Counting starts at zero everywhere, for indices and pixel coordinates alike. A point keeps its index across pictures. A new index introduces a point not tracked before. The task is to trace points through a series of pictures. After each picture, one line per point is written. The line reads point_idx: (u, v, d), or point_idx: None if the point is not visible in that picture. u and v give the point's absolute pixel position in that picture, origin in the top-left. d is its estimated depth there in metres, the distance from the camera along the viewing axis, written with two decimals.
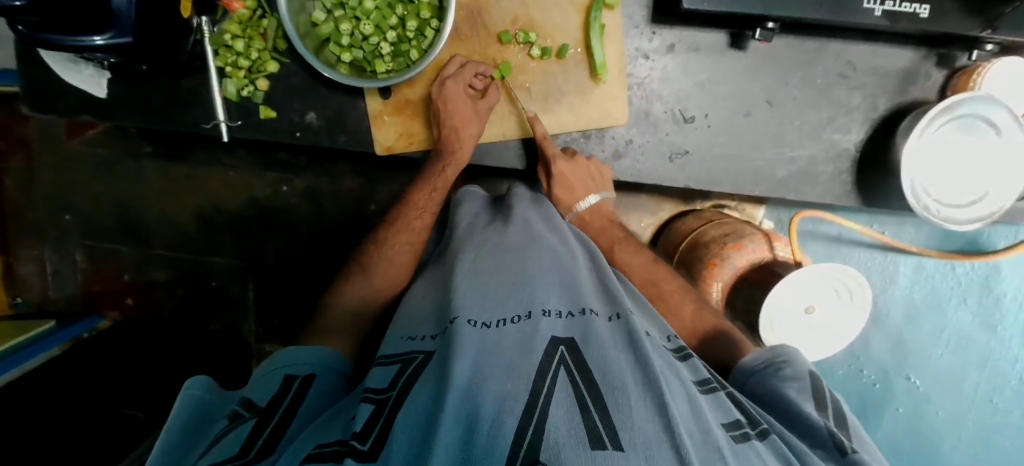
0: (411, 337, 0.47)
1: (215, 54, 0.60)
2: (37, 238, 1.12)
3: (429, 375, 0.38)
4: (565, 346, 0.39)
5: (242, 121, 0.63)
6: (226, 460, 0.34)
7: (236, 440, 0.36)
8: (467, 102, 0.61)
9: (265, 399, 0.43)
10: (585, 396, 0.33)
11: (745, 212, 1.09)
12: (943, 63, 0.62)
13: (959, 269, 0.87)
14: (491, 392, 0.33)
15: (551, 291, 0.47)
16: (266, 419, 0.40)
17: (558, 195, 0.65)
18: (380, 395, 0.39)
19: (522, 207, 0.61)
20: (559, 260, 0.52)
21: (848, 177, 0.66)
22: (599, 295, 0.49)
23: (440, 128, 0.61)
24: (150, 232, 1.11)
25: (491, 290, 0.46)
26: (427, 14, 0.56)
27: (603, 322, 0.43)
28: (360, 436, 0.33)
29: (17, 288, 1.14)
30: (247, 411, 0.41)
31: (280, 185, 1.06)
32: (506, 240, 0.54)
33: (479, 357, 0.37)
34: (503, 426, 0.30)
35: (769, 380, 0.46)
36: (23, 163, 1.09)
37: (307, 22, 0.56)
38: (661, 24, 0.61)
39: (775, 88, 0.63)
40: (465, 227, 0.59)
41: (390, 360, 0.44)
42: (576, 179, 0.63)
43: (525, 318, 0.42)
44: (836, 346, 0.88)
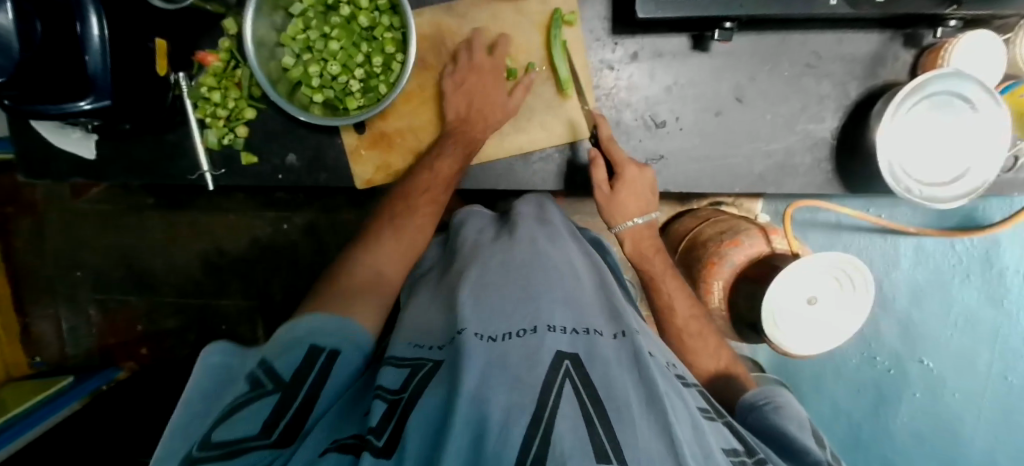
0: (419, 345, 0.45)
1: (194, 106, 0.62)
2: (51, 296, 1.15)
3: (439, 380, 0.38)
4: (570, 360, 0.38)
5: (226, 169, 0.65)
6: (252, 441, 0.35)
7: (258, 419, 0.36)
8: (501, 90, 0.62)
9: (291, 373, 0.41)
10: (590, 412, 0.34)
11: (743, 206, 1.08)
12: (910, 43, 0.62)
13: (959, 245, 0.86)
14: (498, 404, 0.33)
15: (556, 304, 0.45)
16: (289, 398, 0.39)
17: (622, 202, 0.62)
18: (393, 395, 0.39)
19: (527, 227, 0.57)
20: (563, 271, 0.50)
21: (828, 165, 0.65)
22: (605, 310, 0.48)
23: (467, 111, 0.61)
24: (159, 281, 1.14)
25: (497, 307, 0.44)
26: (392, 49, 0.58)
27: (608, 342, 0.42)
28: (374, 431, 0.35)
29: (34, 347, 1.16)
30: (269, 381, 0.40)
31: (280, 223, 1.08)
32: (513, 256, 0.51)
33: (487, 369, 0.36)
34: (510, 436, 0.31)
35: (767, 414, 0.49)
36: (32, 226, 1.12)
37: (277, 68, 0.58)
38: (622, 34, 0.62)
39: (742, 85, 0.63)
40: (470, 246, 0.57)
41: (402, 362, 0.43)
42: (642, 191, 0.61)
43: (531, 333, 0.41)
44: (833, 342, 0.86)
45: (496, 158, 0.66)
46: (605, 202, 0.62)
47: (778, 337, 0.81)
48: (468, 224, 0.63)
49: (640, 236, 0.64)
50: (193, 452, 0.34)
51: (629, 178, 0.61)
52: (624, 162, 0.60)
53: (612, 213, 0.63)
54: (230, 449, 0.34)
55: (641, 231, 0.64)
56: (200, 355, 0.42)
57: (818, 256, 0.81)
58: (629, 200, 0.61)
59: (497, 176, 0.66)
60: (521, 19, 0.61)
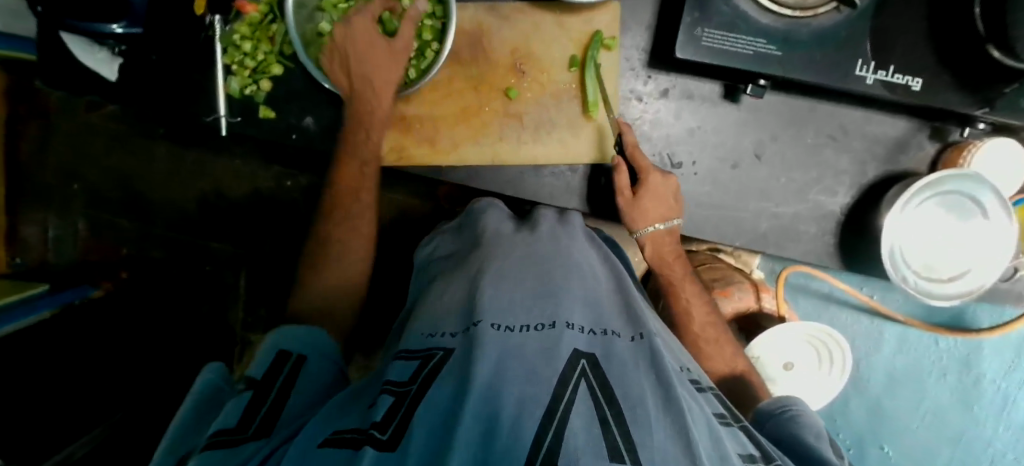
0: (430, 335, 0.45)
1: (224, 51, 0.62)
2: (45, 204, 1.14)
3: (451, 370, 0.37)
4: (586, 361, 0.38)
5: (242, 118, 0.65)
6: (225, 431, 0.37)
7: (234, 411, 0.39)
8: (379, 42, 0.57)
9: (262, 373, 0.44)
10: (605, 412, 0.33)
11: (739, 259, 0.98)
12: (937, 136, 0.63)
13: (943, 343, 0.89)
14: (512, 393, 0.33)
15: (575, 304, 0.45)
16: (262, 395, 0.42)
17: (642, 203, 0.60)
18: (400, 388, 0.38)
19: (547, 224, 0.60)
20: (584, 273, 0.52)
21: (831, 238, 0.65)
22: (620, 314, 0.48)
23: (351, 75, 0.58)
24: (153, 211, 1.13)
25: (516, 297, 0.45)
26: (429, 36, 0.59)
27: (626, 345, 0.43)
28: (378, 426, 0.33)
29: (17, 250, 1.15)
30: (245, 386, 0.43)
31: (284, 179, 1.07)
32: (532, 253, 0.52)
33: (501, 359, 0.36)
34: (523, 428, 0.30)
35: (785, 424, 0.49)
36: (39, 130, 1.10)
37: (313, 31, 0.59)
38: (656, 69, 0.62)
39: (764, 143, 0.63)
40: (492, 234, 0.58)
41: (413, 355, 0.42)
42: (664, 196, 0.60)
43: (549, 328, 0.41)
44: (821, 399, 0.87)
45: (511, 165, 0.65)
46: (627, 208, 0.62)
47: None
48: (489, 213, 0.63)
49: (660, 241, 0.64)
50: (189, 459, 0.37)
51: (652, 185, 0.60)
52: (649, 168, 0.60)
53: (634, 218, 0.62)
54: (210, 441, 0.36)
55: (660, 236, 0.63)
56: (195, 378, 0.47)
57: (791, 324, 0.82)
58: (652, 205, 0.61)
59: (511, 179, 0.66)
60: (561, 34, 0.62)
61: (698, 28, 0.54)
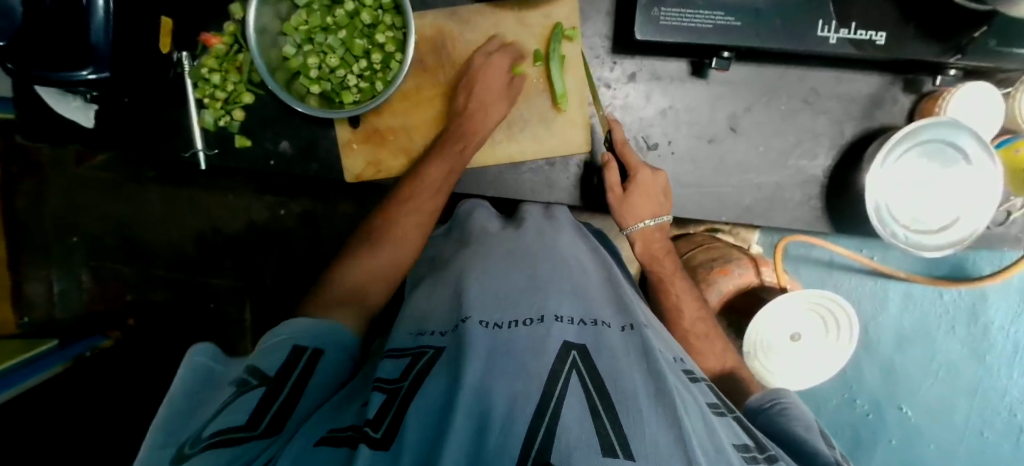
0: (420, 333, 0.45)
1: (194, 86, 0.63)
2: (46, 258, 1.15)
3: (442, 369, 0.37)
4: (577, 351, 0.38)
5: (219, 150, 0.66)
6: (237, 430, 0.34)
7: (245, 408, 0.36)
8: (501, 76, 0.60)
9: (275, 368, 0.40)
10: (597, 403, 0.33)
11: (738, 236, 0.99)
12: (911, 88, 0.62)
13: (948, 295, 0.88)
14: (503, 392, 0.33)
15: (564, 297, 0.45)
16: (273, 393, 0.38)
17: (632, 202, 0.61)
18: (391, 384, 0.37)
19: (533, 220, 0.60)
20: (571, 264, 0.52)
21: (817, 203, 0.65)
22: (609, 302, 0.48)
23: (467, 98, 0.60)
24: (153, 253, 1.14)
25: (503, 293, 0.45)
26: (392, 48, 0.59)
27: (615, 334, 0.42)
28: (371, 423, 0.33)
29: (24, 307, 1.16)
30: (255, 379, 0.39)
31: (277, 209, 1.09)
32: (517, 248, 0.53)
33: (492, 357, 0.36)
34: (514, 427, 0.30)
35: (774, 417, 0.49)
36: (35, 186, 1.11)
37: (278, 56, 0.59)
38: (622, 54, 0.62)
39: (737, 115, 0.63)
40: (478, 232, 0.58)
41: (401, 353, 0.42)
42: (655, 193, 0.61)
43: (537, 322, 0.41)
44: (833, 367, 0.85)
45: (488, 166, 0.65)
46: (617, 204, 0.62)
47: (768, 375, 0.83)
48: (476, 213, 0.62)
49: (651, 236, 0.64)
50: (186, 448, 0.33)
51: (643, 181, 0.61)
52: (638, 165, 0.61)
53: (624, 216, 0.63)
54: (219, 438, 0.33)
55: (651, 233, 0.63)
56: (183, 358, 0.41)
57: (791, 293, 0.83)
58: (641, 202, 0.61)
59: (489, 181, 0.66)
60: (522, 30, 0.62)
61: (655, 8, 0.54)
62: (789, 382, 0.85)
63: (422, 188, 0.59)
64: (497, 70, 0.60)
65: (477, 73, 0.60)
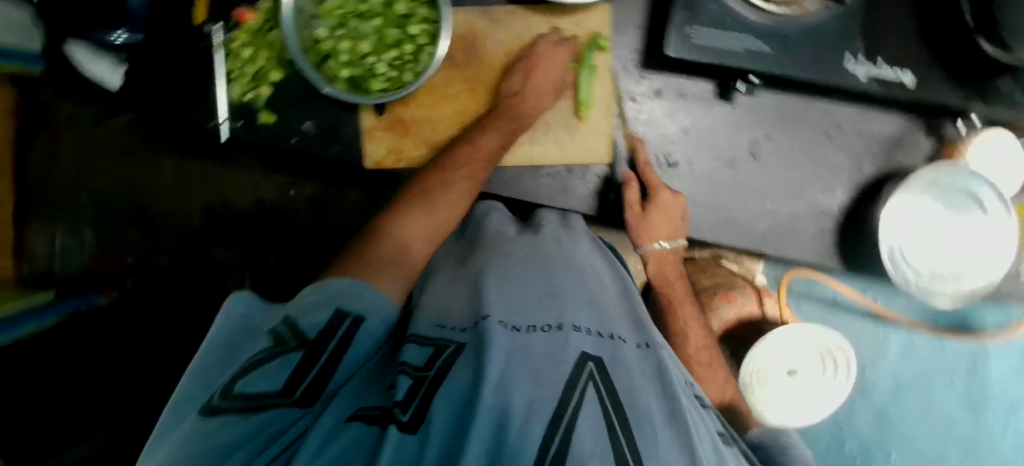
0: (442, 326, 0.45)
1: (224, 59, 0.64)
2: (52, 214, 1.14)
3: (466, 361, 0.37)
4: (593, 363, 0.38)
5: (244, 122, 0.65)
6: (271, 396, 0.34)
7: (282, 372, 0.36)
8: (558, 68, 0.62)
9: (315, 333, 0.39)
10: (613, 420, 0.33)
11: (743, 266, 0.97)
12: (932, 131, 0.63)
13: (949, 348, 0.91)
14: (522, 393, 0.33)
15: (581, 307, 0.46)
16: (311, 359, 0.38)
17: (651, 221, 0.61)
18: (419, 371, 0.38)
19: (550, 227, 0.60)
20: (589, 275, 0.53)
21: (831, 238, 0.65)
22: (625, 319, 0.49)
23: (521, 83, 0.61)
24: (158, 221, 1.13)
25: (522, 298, 0.45)
26: (424, 40, 0.60)
27: (631, 350, 0.43)
28: (400, 404, 0.34)
29: (23, 260, 1.15)
30: (293, 340, 0.38)
31: (287, 189, 1.09)
32: (538, 252, 0.53)
33: (510, 357, 0.36)
34: (531, 429, 0.30)
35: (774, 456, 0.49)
36: (49, 142, 1.11)
37: (309, 38, 0.60)
38: (650, 69, 0.63)
39: (759, 142, 0.64)
40: (495, 235, 0.59)
41: (426, 342, 0.42)
42: (674, 216, 0.61)
43: (555, 330, 0.41)
44: (830, 406, 0.84)
45: (505, 166, 0.65)
46: (635, 223, 0.62)
47: (766, 410, 0.82)
48: (492, 216, 0.63)
49: (665, 259, 0.67)
50: (215, 401, 0.34)
51: (664, 202, 0.61)
52: (659, 185, 0.61)
53: (640, 233, 0.64)
54: (251, 403, 0.33)
55: (666, 255, 0.65)
56: (221, 306, 0.42)
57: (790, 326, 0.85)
58: (660, 223, 0.61)
59: (505, 182, 0.66)
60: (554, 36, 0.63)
61: (688, 26, 0.54)
62: (788, 418, 0.82)
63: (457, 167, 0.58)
64: (557, 60, 0.62)
65: (538, 59, 0.61)
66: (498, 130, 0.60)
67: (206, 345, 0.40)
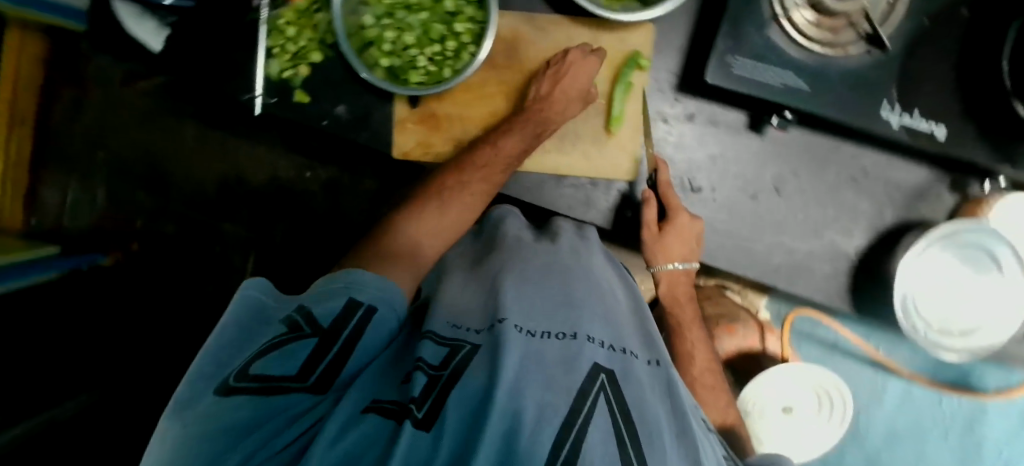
0: (457, 326, 0.45)
1: (268, 35, 0.65)
2: (68, 169, 1.15)
3: (481, 360, 0.37)
4: (605, 375, 0.38)
5: (277, 99, 0.65)
6: (285, 381, 0.34)
7: (296, 358, 0.35)
8: (587, 77, 0.62)
9: (330, 322, 0.39)
10: (623, 431, 0.34)
11: (746, 298, 0.97)
12: (957, 188, 0.63)
13: (948, 403, 0.91)
14: (534, 398, 0.33)
15: (596, 318, 0.46)
16: (325, 347, 0.38)
17: (667, 240, 0.62)
18: (436, 370, 0.37)
19: (566, 236, 0.60)
20: (604, 288, 0.53)
21: (845, 279, 0.65)
22: (637, 335, 0.50)
23: (550, 87, 0.61)
24: (172, 187, 1.13)
25: (538, 303, 0.46)
26: (468, 39, 0.61)
27: (643, 366, 0.44)
28: (416, 401, 0.33)
29: (34, 210, 1.15)
30: (308, 327, 0.38)
31: (304, 171, 1.10)
32: (556, 260, 0.53)
33: (525, 361, 0.36)
34: (543, 432, 0.30)
35: None
36: (74, 96, 1.11)
37: (355, 24, 0.60)
38: (685, 93, 0.64)
39: (785, 177, 0.64)
40: (513, 239, 0.58)
41: (443, 341, 0.42)
42: (689, 240, 0.62)
43: (570, 338, 0.41)
44: (824, 443, 0.86)
45: (530, 171, 0.65)
46: (652, 242, 0.63)
47: (763, 448, 0.83)
48: (508, 221, 0.63)
49: (675, 279, 0.67)
50: (230, 382, 0.33)
51: (680, 224, 0.61)
52: (678, 208, 0.61)
53: (656, 253, 0.65)
54: (266, 385, 0.33)
55: (678, 275, 0.66)
56: (236, 288, 0.41)
57: (788, 366, 0.82)
58: (675, 244, 0.62)
59: (526, 185, 0.66)
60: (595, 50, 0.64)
61: (730, 55, 0.55)
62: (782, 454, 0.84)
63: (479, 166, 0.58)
64: (587, 70, 0.62)
65: (568, 67, 0.61)
66: (523, 132, 0.60)
67: (221, 322, 0.38)
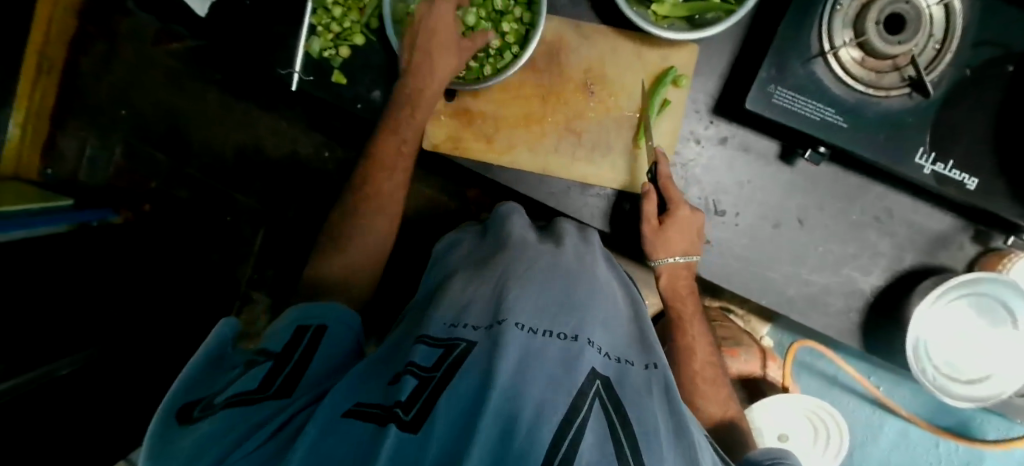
0: (453, 326, 0.45)
1: (312, 12, 0.65)
2: (89, 121, 1.15)
3: (477, 357, 0.37)
4: (600, 381, 0.38)
5: (314, 78, 0.66)
6: (247, 392, 0.37)
7: (253, 378, 0.38)
8: (452, 37, 0.59)
9: (280, 346, 0.43)
10: (620, 432, 0.34)
11: (748, 324, 0.97)
12: (980, 239, 0.63)
13: (943, 446, 0.91)
14: (532, 396, 0.32)
15: (595, 324, 0.46)
16: (279, 366, 0.40)
17: (670, 234, 0.61)
18: (425, 372, 0.36)
19: (570, 239, 0.61)
20: (605, 296, 0.52)
21: (856, 317, 0.65)
22: (633, 342, 0.49)
23: (412, 55, 0.59)
24: (190, 152, 1.14)
25: (540, 303, 0.45)
26: (512, 40, 0.61)
27: (638, 371, 0.43)
28: (404, 405, 0.32)
29: (51, 160, 1.16)
30: (263, 357, 0.42)
31: (323, 149, 1.10)
32: (561, 263, 0.53)
33: (523, 359, 0.36)
34: (541, 430, 0.30)
35: None
36: (102, 50, 1.11)
37: (403, 11, 0.61)
38: (720, 116, 0.64)
39: (809, 210, 0.64)
40: (518, 239, 0.58)
41: (436, 342, 0.41)
42: (691, 232, 0.61)
43: (570, 340, 0.41)
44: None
45: (557, 176, 0.65)
46: (652, 236, 0.62)
47: None
48: (513, 218, 0.64)
49: (674, 274, 0.64)
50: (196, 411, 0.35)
51: (682, 217, 0.61)
52: (681, 201, 0.61)
53: (656, 247, 0.63)
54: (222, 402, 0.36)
55: (679, 269, 0.63)
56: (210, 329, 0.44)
57: (775, 399, 0.85)
58: (677, 238, 0.61)
59: (549, 192, 0.67)
60: (636, 62, 0.64)
61: (772, 85, 0.55)
62: None
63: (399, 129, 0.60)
64: (444, 29, 0.58)
65: (424, 28, 0.58)
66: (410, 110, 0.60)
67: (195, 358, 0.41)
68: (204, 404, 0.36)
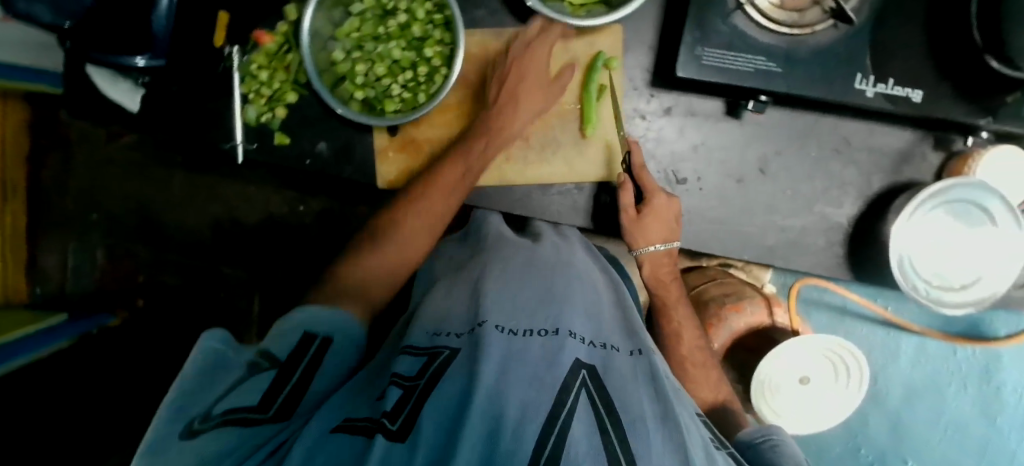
0: (437, 333, 0.45)
1: (241, 81, 0.65)
2: (64, 231, 1.14)
3: (458, 367, 0.38)
4: (586, 370, 0.38)
5: (258, 145, 0.66)
6: (245, 410, 0.37)
7: (254, 391, 0.38)
8: (542, 81, 0.63)
9: (286, 353, 0.42)
10: (605, 421, 0.34)
11: (750, 273, 0.97)
12: (942, 146, 0.63)
13: (961, 353, 0.91)
14: (514, 399, 0.33)
15: (576, 313, 0.46)
16: (284, 377, 0.40)
17: (648, 223, 0.61)
18: (409, 381, 0.37)
19: (548, 236, 0.62)
20: (585, 284, 0.53)
21: (840, 250, 0.65)
22: (619, 329, 0.50)
23: (500, 91, 0.61)
24: (168, 237, 1.13)
25: (517, 304, 0.46)
26: (438, 62, 0.62)
27: (624, 358, 0.44)
28: (389, 415, 0.34)
29: (36, 278, 1.14)
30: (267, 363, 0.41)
31: (296, 205, 1.10)
32: (538, 259, 0.54)
33: (504, 362, 0.37)
34: (525, 432, 0.30)
35: (763, 452, 0.48)
36: (60, 159, 1.12)
37: (326, 60, 0.61)
38: (660, 88, 0.64)
39: (767, 158, 0.64)
40: (495, 237, 0.59)
41: (420, 351, 0.42)
42: (669, 220, 0.61)
43: (551, 334, 0.41)
44: (839, 412, 0.86)
45: (517, 185, 0.66)
46: (629, 226, 0.62)
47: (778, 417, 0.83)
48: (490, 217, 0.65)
49: (656, 261, 0.64)
50: (195, 423, 0.35)
51: (659, 204, 0.60)
52: (655, 190, 0.60)
53: (635, 236, 0.63)
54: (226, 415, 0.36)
55: (659, 257, 0.63)
56: (195, 342, 0.42)
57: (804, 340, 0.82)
58: (653, 225, 0.61)
59: (516, 199, 0.66)
60: (564, 55, 0.65)
61: (699, 47, 0.55)
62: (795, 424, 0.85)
63: (434, 190, 0.60)
64: (536, 64, 0.62)
65: (523, 66, 0.62)
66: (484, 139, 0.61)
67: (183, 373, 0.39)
68: (205, 417, 0.36)
